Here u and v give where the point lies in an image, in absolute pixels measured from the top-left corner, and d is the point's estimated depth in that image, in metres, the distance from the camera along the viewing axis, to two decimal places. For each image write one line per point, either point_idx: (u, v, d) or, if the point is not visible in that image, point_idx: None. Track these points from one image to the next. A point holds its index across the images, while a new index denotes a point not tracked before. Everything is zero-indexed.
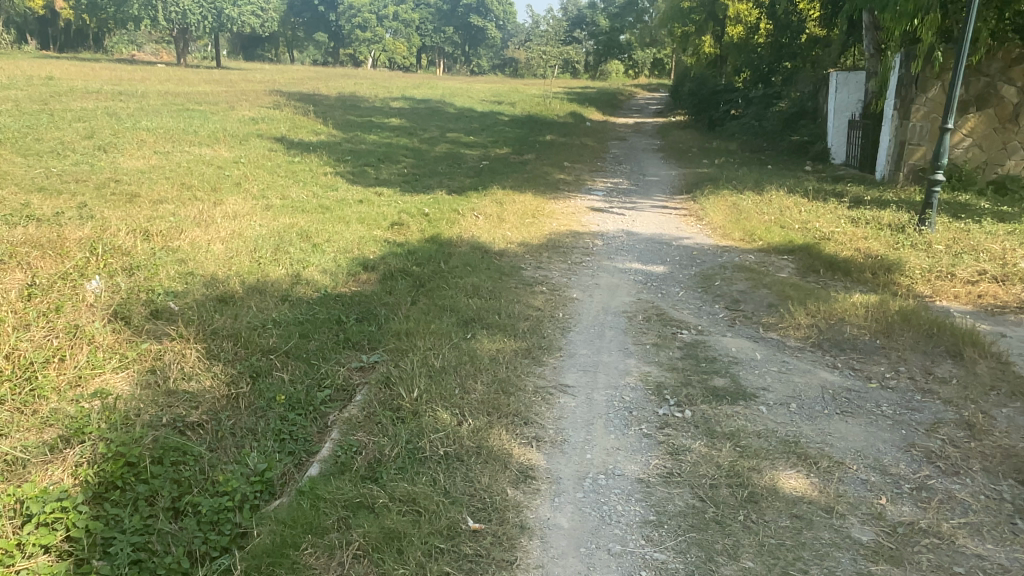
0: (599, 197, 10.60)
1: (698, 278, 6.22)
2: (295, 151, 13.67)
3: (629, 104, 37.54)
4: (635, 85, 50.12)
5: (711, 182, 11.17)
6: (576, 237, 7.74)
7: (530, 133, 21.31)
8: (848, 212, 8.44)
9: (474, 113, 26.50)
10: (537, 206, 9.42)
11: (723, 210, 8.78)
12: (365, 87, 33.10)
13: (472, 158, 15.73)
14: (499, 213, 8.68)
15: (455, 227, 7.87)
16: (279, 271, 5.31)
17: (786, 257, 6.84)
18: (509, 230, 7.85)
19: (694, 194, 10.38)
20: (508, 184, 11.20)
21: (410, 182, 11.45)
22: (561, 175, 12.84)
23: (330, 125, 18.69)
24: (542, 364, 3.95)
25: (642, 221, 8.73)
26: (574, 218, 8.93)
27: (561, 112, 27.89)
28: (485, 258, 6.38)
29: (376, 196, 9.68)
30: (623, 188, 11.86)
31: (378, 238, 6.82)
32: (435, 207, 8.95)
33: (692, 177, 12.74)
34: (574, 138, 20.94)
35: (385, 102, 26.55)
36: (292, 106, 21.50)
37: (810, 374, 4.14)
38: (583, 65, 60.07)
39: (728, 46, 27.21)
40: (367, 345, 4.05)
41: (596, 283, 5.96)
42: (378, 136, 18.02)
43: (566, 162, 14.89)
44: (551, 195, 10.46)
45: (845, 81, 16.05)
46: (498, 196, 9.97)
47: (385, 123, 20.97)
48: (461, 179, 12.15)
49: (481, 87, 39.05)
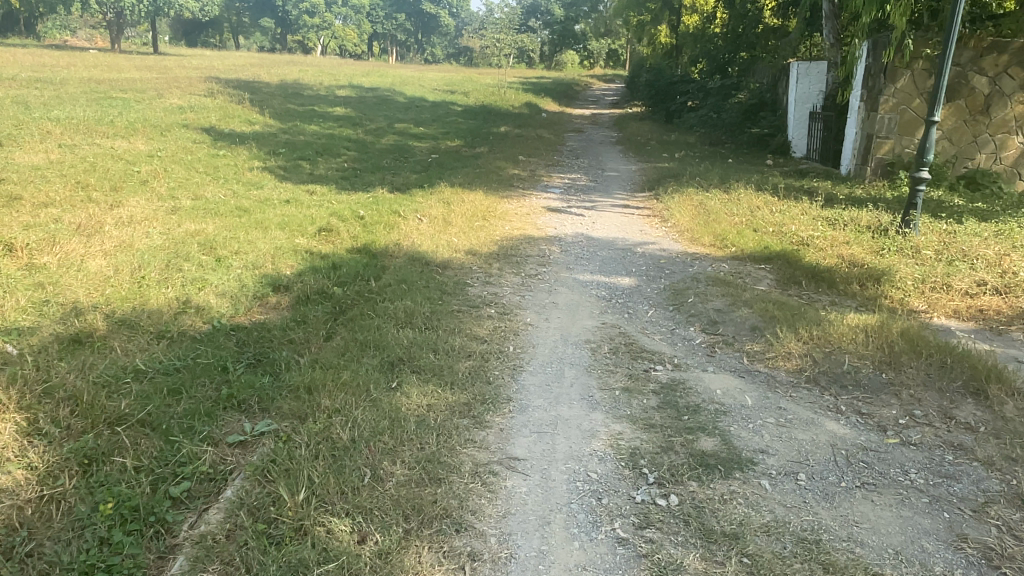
0: (555, 196, 9.76)
1: (668, 293, 5.42)
2: (224, 143, 12.49)
3: (585, 95, 36.83)
4: (591, 75, 49.53)
5: (674, 179, 10.45)
6: (530, 244, 6.88)
7: (483, 124, 20.40)
8: (824, 211, 7.77)
9: (425, 102, 25.40)
10: (487, 206, 8.54)
11: (690, 211, 8.03)
12: (310, 74, 31.59)
13: (420, 151, 14.74)
14: (443, 215, 7.78)
15: (392, 231, 6.94)
16: (163, 298, 4.33)
17: (764, 266, 6.11)
18: (454, 235, 6.96)
19: (657, 192, 9.63)
20: (456, 180, 10.28)
21: (347, 178, 10.44)
22: (513, 170, 11.97)
23: (268, 115, 17.44)
24: (485, 426, 3.07)
25: (602, 224, 7.93)
26: (527, 220, 8.08)
27: (516, 103, 27.01)
28: (424, 272, 5.47)
29: (307, 195, 8.67)
30: (581, 184, 11.05)
31: (297, 249, 5.85)
32: (371, 207, 7.99)
33: (652, 172, 12.03)
34: (528, 129, 20.09)
35: (330, 91, 25.23)
36: (227, 94, 20.11)
37: (815, 427, 3.36)
38: (539, 55, 59.29)
39: (685, 35, 26.64)
40: (255, 405, 3.11)
41: (553, 302, 5.11)
42: (320, 126, 16.87)
43: (520, 156, 14.03)
44: (502, 192, 9.59)
45: (807, 71, 15.50)
46: (444, 195, 9.05)
47: (328, 113, 19.78)
48: (405, 175, 11.18)
49: (434, 76, 37.92)
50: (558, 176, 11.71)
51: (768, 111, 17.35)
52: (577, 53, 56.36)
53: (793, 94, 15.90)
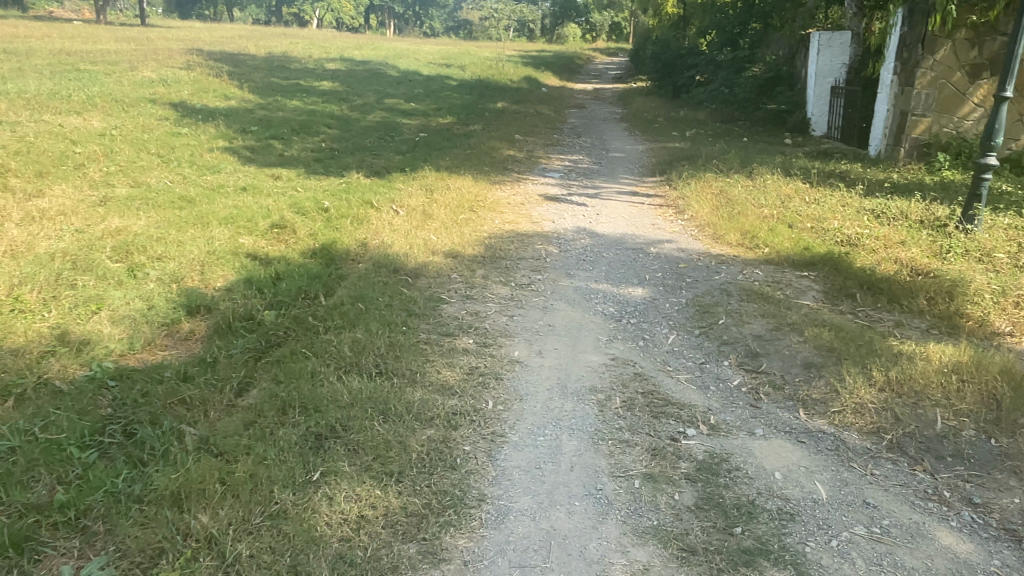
0: (555, 182, 8.68)
1: (691, 311, 4.38)
2: (190, 119, 11.36)
3: (587, 69, 35.42)
4: (594, 49, 48.02)
5: (688, 162, 9.35)
6: (524, 243, 5.82)
7: (479, 100, 19.21)
8: (866, 202, 6.68)
9: (418, 76, 24.12)
10: (476, 194, 7.47)
11: (710, 201, 6.96)
12: (299, 46, 30.22)
13: (408, 129, 13.61)
14: (424, 206, 6.72)
15: (360, 226, 5.89)
16: (34, 332, 3.30)
17: (805, 273, 5.05)
18: (434, 232, 5.90)
19: (669, 177, 8.54)
20: (443, 163, 9.19)
21: (321, 159, 9.36)
22: (508, 150, 10.85)
23: (247, 89, 16.27)
24: (442, 561, 2.03)
25: (608, 216, 6.86)
26: (521, 211, 7.02)
27: (516, 77, 25.77)
28: (390, 285, 4.41)
29: (270, 180, 7.61)
30: (583, 166, 9.94)
31: (238, 253, 4.81)
32: (341, 196, 6.91)
33: (661, 153, 10.94)
34: (526, 105, 18.89)
35: (318, 64, 23.94)
36: (206, 66, 18.89)
37: (923, 542, 2.32)
38: (540, 28, 57.73)
39: (693, 6, 25.27)
40: (97, 522, 2.07)
41: (548, 326, 4.06)
42: (302, 102, 15.70)
43: (516, 135, 12.89)
44: (494, 177, 8.51)
45: (829, 43, 14.26)
46: (428, 180, 7.97)
47: (314, 86, 18.59)
48: (388, 156, 10.06)
49: (432, 49, 36.54)
50: (557, 158, 10.61)
51: (784, 86, 16.12)
52: (579, 26, 54.71)
53: (813, 67, 14.67)
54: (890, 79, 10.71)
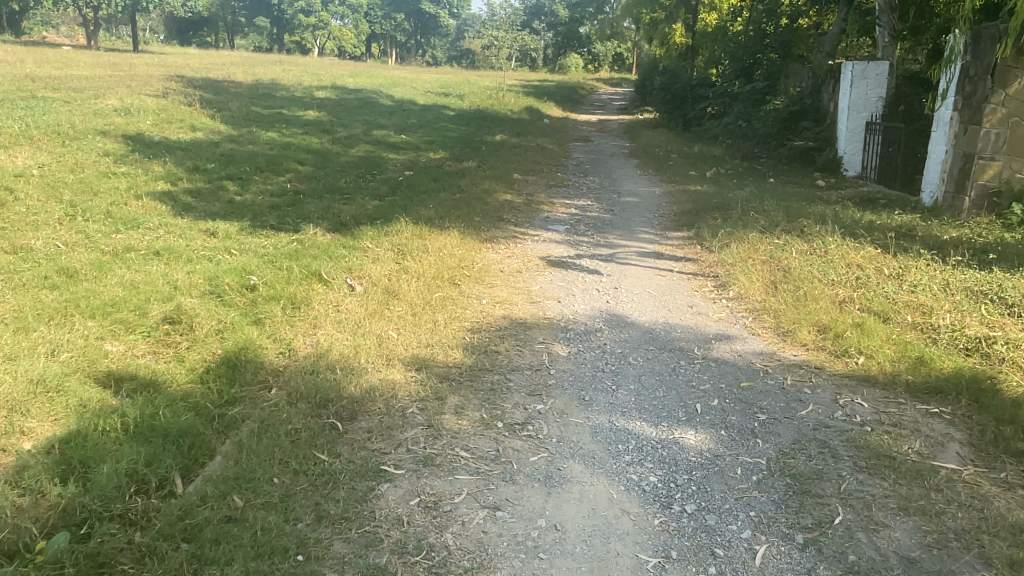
0: (561, 237, 7.13)
1: (779, 491, 2.75)
2: (138, 155, 9.87)
3: (590, 99, 34.17)
4: (598, 79, 46.95)
5: (719, 212, 7.81)
6: (519, 341, 4.20)
7: (476, 132, 17.77)
8: (970, 279, 5.08)
9: (412, 106, 22.75)
10: (459, 257, 5.90)
11: (761, 274, 5.38)
12: (290, 73, 29.01)
13: (393, 165, 12.12)
14: (390, 277, 5.14)
15: (292, 317, 4.28)
16: None
17: (931, 405, 3.42)
18: (394, 323, 4.30)
19: (700, 233, 6.98)
20: (424, 211, 7.62)
21: (279, 205, 7.82)
22: (505, 194, 9.32)
23: (220, 120, 14.83)
24: None
25: (630, 293, 5.28)
26: (517, 282, 5.44)
27: (516, 107, 24.37)
28: (301, 442, 2.78)
29: (203, 238, 6.07)
30: (593, 216, 8.38)
31: (87, 380, 3.22)
32: (282, 261, 5.33)
33: (683, 198, 9.42)
34: (526, 138, 17.45)
35: (307, 92, 22.61)
36: (180, 94, 17.49)
37: None
38: (542, 58, 56.92)
39: (704, 35, 24.02)
40: None
41: (555, 531, 2.42)
42: (279, 133, 14.25)
43: (515, 173, 11.40)
44: (486, 232, 6.95)
45: (864, 74, 12.80)
46: (402, 237, 6.41)
47: (296, 116, 17.14)
48: (361, 201, 8.53)
49: (430, 77, 35.36)
50: (562, 204, 9.08)
51: (811, 120, 14.64)
52: (582, 56, 53.76)
53: (845, 100, 13.20)
54: (949, 116, 9.19)
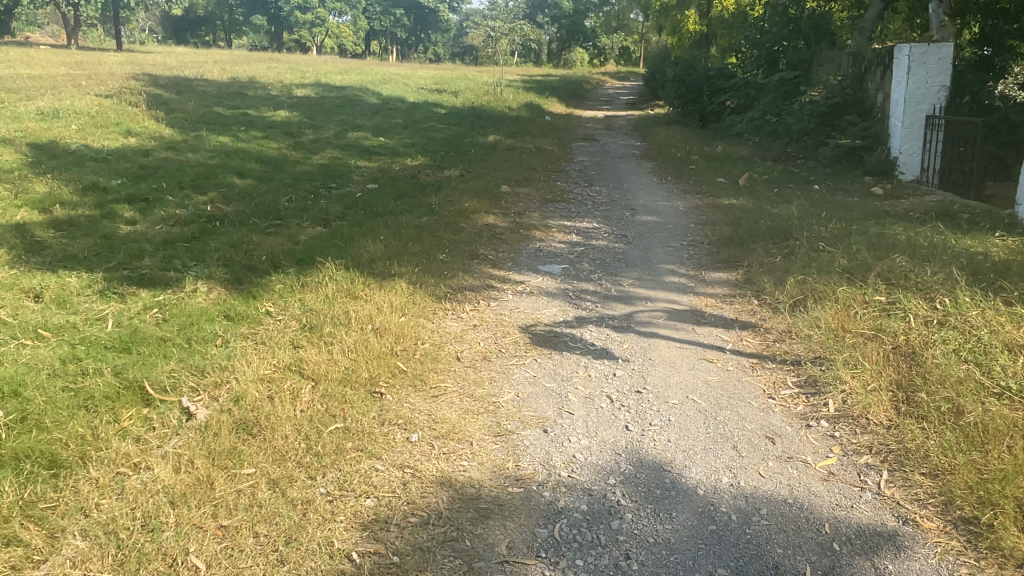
0: (557, 285, 5.06)
1: None
2: (26, 170, 7.87)
3: (595, 94, 32.05)
4: (604, 74, 44.77)
5: (773, 242, 5.72)
6: (455, 563, 2.14)
7: (467, 133, 15.72)
8: None
9: (400, 104, 20.69)
10: (395, 335, 3.83)
11: (875, 373, 3.32)
12: (272, 70, 27.01)
13: (359, 173, 10.09)
14: (264, 390, 3.08)
15: (26, 508, 2.24)
16: None
17: None
18: (220, 520, 2.25)
19: (755, 281, 4.89)
20: (369, 247, 5.57)
21: (174, 239, 5.78)
22: (486, 217, 7.25)
23: (168, 122, 12.84)
24: None
25: (663, 403, 3.22)
26: (481, 382, 3.39)
27: (515, 104, 22.29)
28: None
29: (13, 305, 4.04)
30: (600, 245, 6.30)
31: None
32: (97, 357, 3.30)
33: (716, 216, 7.34)
34: (524, 138, 15.37)
35: (285, 90, 20.61)
36: (133, 94, 15.49)
37: None
38: (546, 53, 54.79)
39: (718, 21, 21.87)
40: None
41: None
42: (232, 137, 12.19)
43: (505, 185, 9.34)
44: (448, 281, 4.89)
45: (924, 58, 10.64)
46: (320, 296, 4.36)
47: (263, 116, 15.12)
48: (294, 228, 6.49)
49: (425, 73, 33.34)
50: (561, 228, 7.00)
51: (855, 115, 12.47)
52: (587, 51, 51.72)
53: (899, 90, 11.03)
54: None
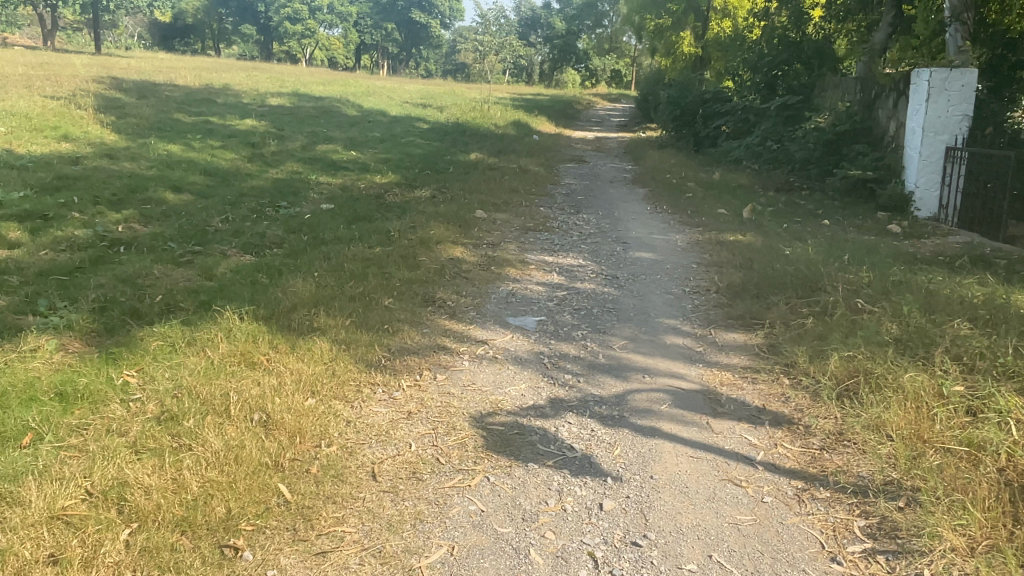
0: (530, 345, 3.93)
1: None
2: None
3: (586, 115, 31.25)
4: (596, 95, 44.15)
5: (798, 295, 4.65)
6: None
7: (447, 150, 14.70)
8: None
9: (380, 116, 19.68)
10: (289, 431, 2.68)
11: (986, 529, 2.23)
12: (250, 79, 26.00)
13: (318, 191, 8.99)
14: (41, 548, 1.96)
15: None
16: None
17: None
18: None
19: (785, 352, 3.80)
20: (295, 287, 4.46)
21: (53, 270, 4.63)
22: (453, 247, 6.15)
23: (115, 128, 11.71)
24: None
25: (676, 568, 2.11)
26: (407, 521, 2.26)
27: (502, 121, 21.33)
28: None
29: None
30: (586, 289, 5.21)
31: None
32: None
33: (722, 254, 6.29)
34: (507, 158, 14.36)
35: (258, 98, 19.55)
36: (86, 96, 14.37)
37: None
38: (537, 73, 54.26)
39: (714, 42, 21.09)
40: None
41: None
42: (183, 146, 11.07)
43: (480, 208, 8.24)
44: (387, 338, 3.76)
45: (945, 85, 9.71)
46: (205, 363, 3.21)
47: (226, 124, 14.03)
48: (216, 256, 5.36)
49: (411, 88, 32.45)
50: (541, 265, 5.90)
51: (865, 144, 11.55)
52: (579, 71, 51.26)
53: (916, 118, 10.09)
54: None
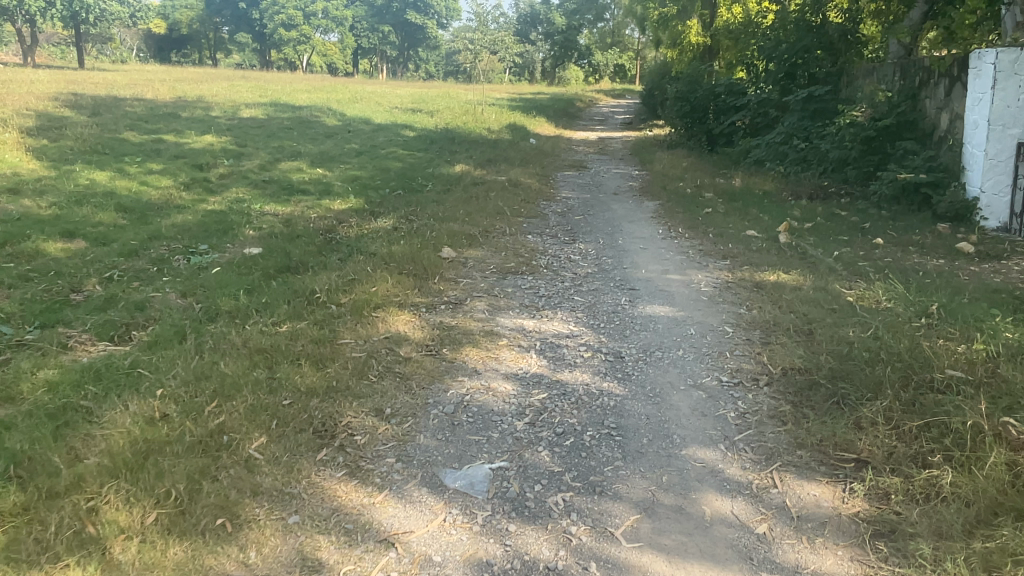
0: (471, 542, 2.29)
1: None
2: None
3: (589, 113, 29.58)
4: (600, 92, 42.40)
5: (902, 409, 2.99)
6: None
7: (429, 162, 13.14)
8: None
9: (363, 125, 18.12)
10: None
11: None
12: (232, 90, 24.67)
13: (255, 224, 7.43)
14: None
15: None
16: None
17: None
18: None
19: (920, 562, 2.15)
20: (116, 424, 2.86)
21: None
22: (397, 314, 4.50)
23: (42, 153, 10.24)
24: None
25: None
26: None
27: (496, 125, 19.74)
28: None
29: None
30: (574, 386, 3.56)
31: None
32: None
33: (765, 313, 4.63)
34: (495, 168, 12.77)
35: (230, 110, 18.11)
36: (27, 117, 12.96)
37: None
38: (539, 70, 52.61)
39: (723, 30, 19.33)
40: None
41: None
42: (113, 172, 9.56)
43: (451, 244, 6.60)
44: (216, 553, 2.16)
45: (1015, 68, 7.85)
46: None
47: (180, 143, 12.55)
48: (44, 355, 3.76)
49: (406, 91, 30.96)
50: (515, 337, 4.26)
51: (911, 141, 9.82)
52: (582, 68, 50.32)
53: (979, 110, 8.30)
54: None
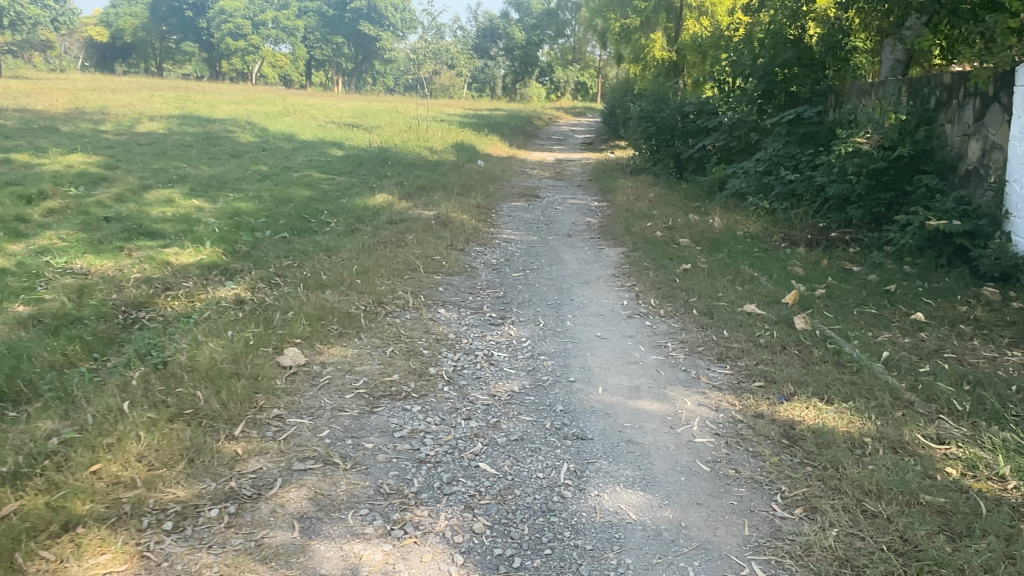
0: None
1: None
2: None
3: (548, 133, 27.59)
4: (562, 109, 40.42)
5: None
6: None
7: (345, 191, 10.86)
8: None
9: (283, 143, 15.76)
10: None
11: None
12: (150, 100, 22.08)
13: (36, 293, 5.07)
14: None
15: None
16: None
17: None
18: None
19: None
20: None
21: None
22: (95, 558, 2.21)
23: None
24: None
25: None
26: None
27: (440, 145, 17.55)
28: None
29: None
30: None
31: None
32: None
33: (823, 532, 2.45)
34: (426, 199, 10.55)
35: (127, 124, 15.58)
36: None
37: None
38: (500, 87, 50.56)
39: (690, 42, 17.47)
40: None
41: None
42: None
43: (306, 336, 4.29)
44: None
45: None
46: None
47: (29, 164, 10.06)
48: None
49: (351, 106, 28.58)
50: None
51: (932, 175, 7.87)
52: (543, 85, 49.11)
53: None
54: None
